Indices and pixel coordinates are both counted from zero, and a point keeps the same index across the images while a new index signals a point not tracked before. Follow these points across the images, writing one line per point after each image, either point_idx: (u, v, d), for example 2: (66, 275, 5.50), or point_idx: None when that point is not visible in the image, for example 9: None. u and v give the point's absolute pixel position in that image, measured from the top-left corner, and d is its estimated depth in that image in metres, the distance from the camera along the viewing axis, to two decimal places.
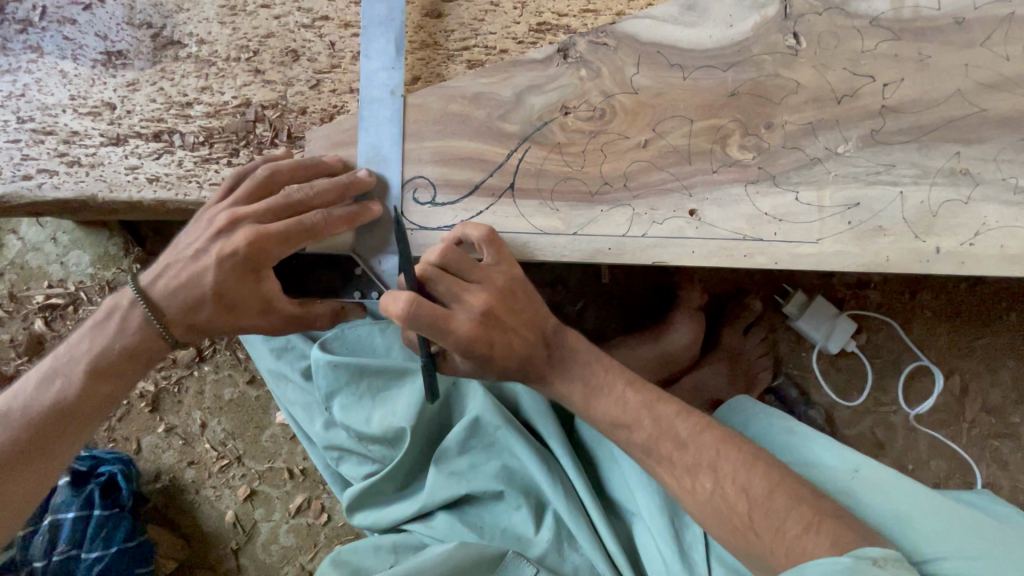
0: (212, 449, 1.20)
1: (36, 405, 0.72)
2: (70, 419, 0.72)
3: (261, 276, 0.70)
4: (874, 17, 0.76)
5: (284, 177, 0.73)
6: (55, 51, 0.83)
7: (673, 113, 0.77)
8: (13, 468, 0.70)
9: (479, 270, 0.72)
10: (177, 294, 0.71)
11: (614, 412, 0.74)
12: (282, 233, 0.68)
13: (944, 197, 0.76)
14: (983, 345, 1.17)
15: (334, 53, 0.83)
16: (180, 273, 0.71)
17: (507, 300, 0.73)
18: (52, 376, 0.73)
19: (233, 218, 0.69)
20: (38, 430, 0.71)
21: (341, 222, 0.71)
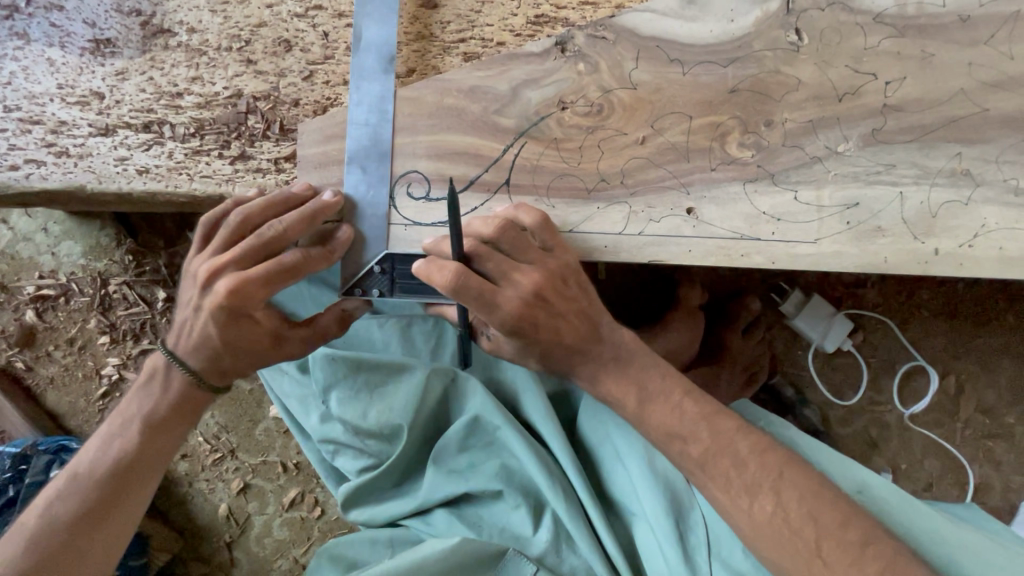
0: (206, 442, 1.19)
1: (97, 466, 0.73)
2: (128, 475, 0.73)
3: (254, 318, 0.69)
4: (878, 13, 0.75)
5: (256, 218, 0.70)
6: (42, 38, 0.81)
7: (672, 109, 0.76)
8: (84, 529, 0.70)
9: (531, 248, 0.71)
10: (199, 350, 0.72)
11: (670, 423, 0.71)
12: (262, 277, 0.66)
13: (944, 198, 0.75)
14: (980, 345, 1.17)
15: (327, 44, 0.81)
16: (192, 330, 0.71)
17: (557, 277, 0.71)
18: (113, 434, 0.74)
19: (212, 269, 0.68)
20: (104, 487, 0.72)
21: (319, 258, 0.70)
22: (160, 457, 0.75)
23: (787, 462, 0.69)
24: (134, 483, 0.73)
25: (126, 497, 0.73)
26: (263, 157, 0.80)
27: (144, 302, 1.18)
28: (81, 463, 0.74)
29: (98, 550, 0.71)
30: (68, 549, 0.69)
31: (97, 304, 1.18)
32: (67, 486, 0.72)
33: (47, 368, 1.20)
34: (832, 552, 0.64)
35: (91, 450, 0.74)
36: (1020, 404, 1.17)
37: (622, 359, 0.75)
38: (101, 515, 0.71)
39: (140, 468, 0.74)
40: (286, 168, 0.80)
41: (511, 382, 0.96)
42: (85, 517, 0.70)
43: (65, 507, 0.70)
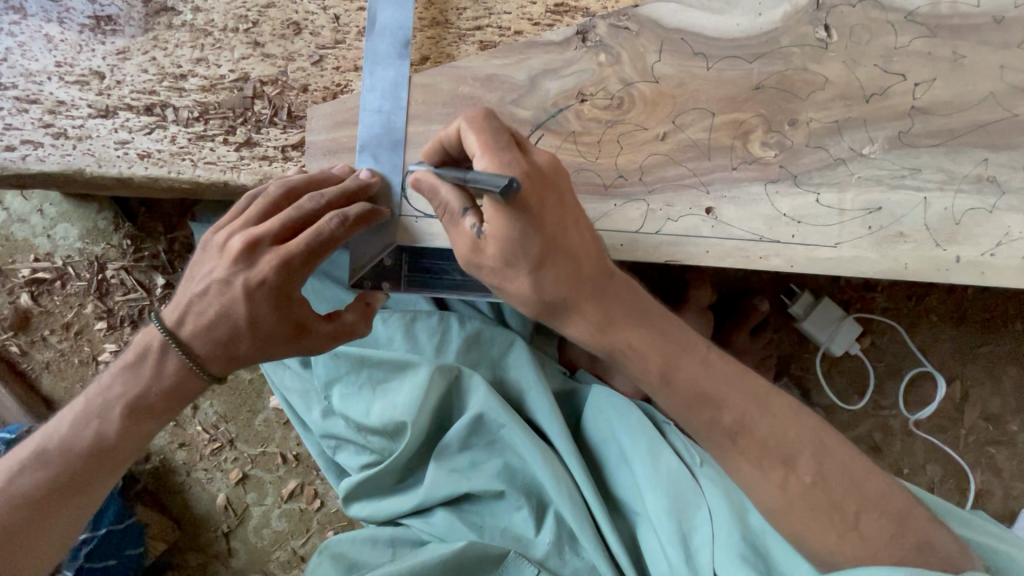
0: (204, 432, 1.18)
1: (76, 441, 0.72)
2: (109, 455, 0.72)
3: (291, 299, 0.67)
4: (910, 12, 0.73)
5: (298, 190, 0.68)
6: (39, 13, 0.77)
7: (695, 105, 0.73)
8: (57, 500, 0.71)
9: (523, 163, 0.57)
10: (211, 330, 0.68)
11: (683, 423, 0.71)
12: (304, 248, 0.64)
13: (968, 205, 0.74)
14: (988, 352, 1.16)
15: (338, 28, 0.78)
16: (210, 307, 0.67)
17: (551, 194, 0.58)
18: (88, 417, 0.72)
19: (249, 240, 0.65)
20: (81, 463, 0.72)
21: (357, 225, 0.67)
22: (143, 440, 0.74)
23: (805, 454, 0.68)
24: (107, 467, 0.73)
25: (91, 483, 0.72)
26: (269, 145, 0.77)
27: (143, 288, 1.15)
28: (53, 436, 0.72)
29: (71, 518, 0.72)
30: (29, 523, 0.70)
31: (94, 290, 1.16)
32: (36, 458, 0.71)
33: (42, 353, 1.17)
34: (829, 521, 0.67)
35: (69, 424, 0.72)
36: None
37: (643, 318, 0.66)
38: (65, 494, 0.71)
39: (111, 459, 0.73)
40: (292, 156, 0.77)
41: (515, 381, 0.94)
42: (52, 493, 0.70)
43: (33, 481, 0.70)
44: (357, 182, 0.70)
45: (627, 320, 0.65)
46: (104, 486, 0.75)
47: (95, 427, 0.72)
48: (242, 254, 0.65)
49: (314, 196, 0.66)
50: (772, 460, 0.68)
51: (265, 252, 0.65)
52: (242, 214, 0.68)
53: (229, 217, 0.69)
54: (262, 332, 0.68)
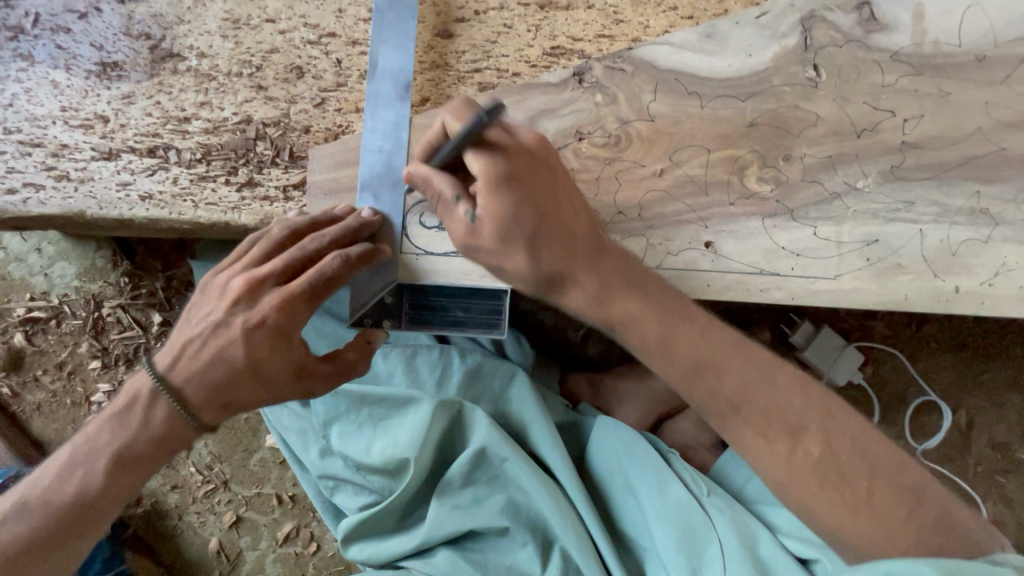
0: (198, 473, 1.15)
1: (60, 491, 0.70)
2: (92, 505, 0.70)
3: (292, 341, 0.66)
4: (895, 52, 0.75)
5: (301, 232, 0.69)
6: (46, 60, 0.79)
7: (690, 143, 0.75)
8: (35, 553, 0.68)
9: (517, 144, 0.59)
10: (206, 375, 0.67)
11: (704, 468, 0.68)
12: (307, 287, 0.64)
13: (964, 236, 0.75)
14: (990, 378, 1.16)
15: (340, 71, 0.79)
16: (206, 351, 0.66)
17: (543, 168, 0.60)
18: (73, 465, 0.70)
19: (252, 280, 0.64)
20: (63, 514, 0.69)
21: (359, 264, 0.66)
22: (128, 490, 0.72)
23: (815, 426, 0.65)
24: (89, 518, 0.70)
25: (71, 538, 0.70)
26: (271, 185, 0.78)
27: (139, 326, 1.14)
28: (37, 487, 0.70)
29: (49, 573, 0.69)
30: None
31: (89, 328, 1.15)
32: (18, 508, 0.69)
33: (35, 394, 1.15)
34: (876, 499, 0.63)
35: (54, 473, 0.70)
36: None
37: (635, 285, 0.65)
38: (43, 550, 0.68)
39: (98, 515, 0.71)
40: (294, 196, 0.78)
41: (517, 415, 0.93)
42: (30, 546, 0.68)
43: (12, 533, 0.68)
44: (358, 220, 0.70)
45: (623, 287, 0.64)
46: (85, 543, 0.72)
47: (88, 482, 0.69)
48: (242, 295, 0.64)
49: (316, 236, 0.67)
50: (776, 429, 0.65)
51: (268, 292, 0.64)
52: (243, 257, 0.68)
53: (233, 257, 0.69)
54: (261, 375, 0.66)
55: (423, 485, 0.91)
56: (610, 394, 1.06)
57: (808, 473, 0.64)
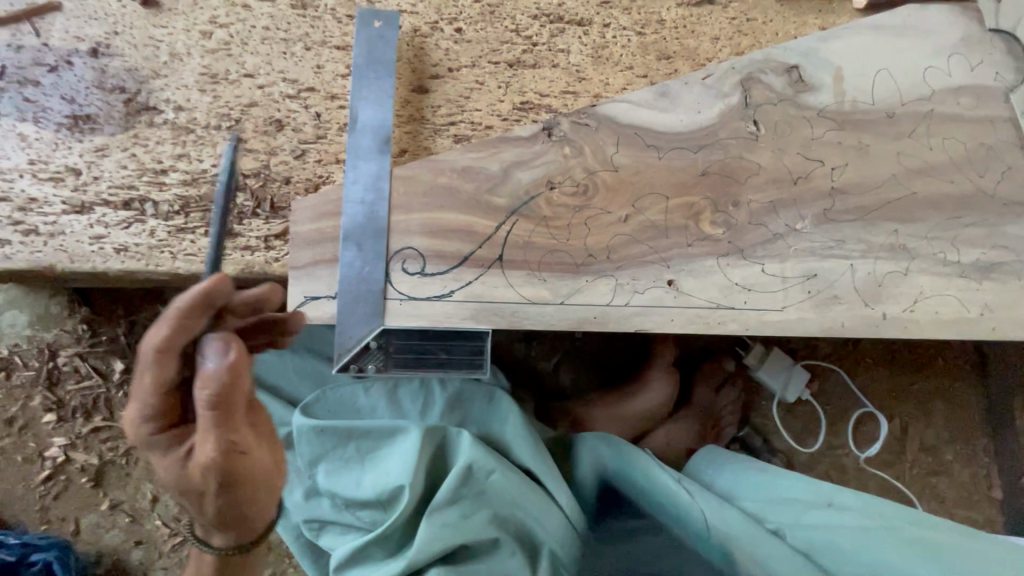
0: (164, 526, 1.10)
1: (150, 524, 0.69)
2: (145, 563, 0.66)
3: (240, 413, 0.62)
4: (820, 109, 0.86)
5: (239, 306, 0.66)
6: (12, 112, 0.78)
7: (651, 190, 0.82)
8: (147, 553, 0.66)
9: None
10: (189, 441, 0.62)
11: None
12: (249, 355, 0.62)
13: (887, 268, 0.85)
14: (918, 389, 1.29)
15: (320, 124, 0.82)
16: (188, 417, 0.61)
17: None
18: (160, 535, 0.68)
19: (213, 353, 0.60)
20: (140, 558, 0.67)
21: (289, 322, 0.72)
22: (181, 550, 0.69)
23: None
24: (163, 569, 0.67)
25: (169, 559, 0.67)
26: (251, 236, 0.79)
27: (99, 374, 1.10)
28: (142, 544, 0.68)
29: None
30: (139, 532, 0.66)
31: (43, 379, 1.09)
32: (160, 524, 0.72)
33: None
34: None
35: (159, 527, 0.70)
36: (955, 442, 1.28)
37: None
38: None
39: (247, 489, 0.66)
40: (275, 245, 0.80)
41: (500, 436, 0.99)
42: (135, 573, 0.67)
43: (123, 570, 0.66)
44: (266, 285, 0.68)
45: None
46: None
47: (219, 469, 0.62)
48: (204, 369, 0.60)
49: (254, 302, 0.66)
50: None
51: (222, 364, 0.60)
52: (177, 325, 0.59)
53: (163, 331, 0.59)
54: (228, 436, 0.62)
55: (415, 510, 0.92)
56: (584, 421, 1.12)
57: None
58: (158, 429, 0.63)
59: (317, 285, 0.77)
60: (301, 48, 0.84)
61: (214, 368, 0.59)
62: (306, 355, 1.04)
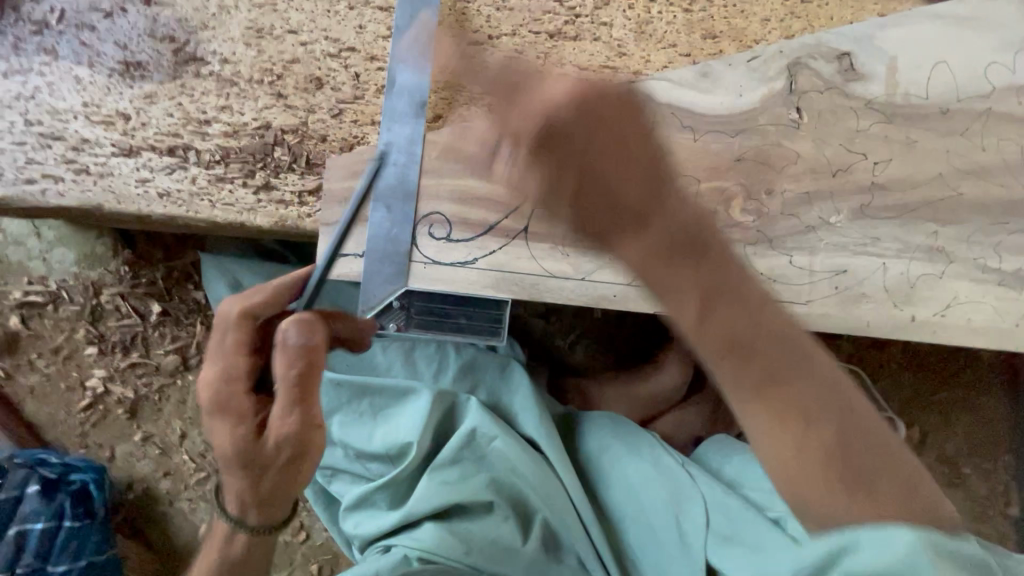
0: (191, 461, 1.17)
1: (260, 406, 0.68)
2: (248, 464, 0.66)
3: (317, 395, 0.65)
4: (869, 100, 0.83)
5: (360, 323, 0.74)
6: (70, 55, 0.82)
7: (683, 172, 0.82)
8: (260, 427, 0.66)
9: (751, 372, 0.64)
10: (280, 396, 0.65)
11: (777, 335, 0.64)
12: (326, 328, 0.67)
13: (921, 270, 0.82)
14: (942, 398, 1.25)
15: (358, 85, 0.83)
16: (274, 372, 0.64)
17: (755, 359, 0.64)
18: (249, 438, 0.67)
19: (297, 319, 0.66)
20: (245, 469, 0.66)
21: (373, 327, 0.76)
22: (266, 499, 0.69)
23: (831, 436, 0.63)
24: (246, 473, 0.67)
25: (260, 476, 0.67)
26: (286, 190, 0.81)
27: (137, 314, 1.16)
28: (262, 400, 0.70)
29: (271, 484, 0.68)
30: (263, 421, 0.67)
31: (87, 314, 1.16)
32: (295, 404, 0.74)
33: (28, 377, 1.16)
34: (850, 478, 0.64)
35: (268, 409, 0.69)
36: (975, 456, 1.25)
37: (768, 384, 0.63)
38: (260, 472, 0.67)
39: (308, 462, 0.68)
40: (309, 201, 0.82)
41: (508, 404, 1.01)
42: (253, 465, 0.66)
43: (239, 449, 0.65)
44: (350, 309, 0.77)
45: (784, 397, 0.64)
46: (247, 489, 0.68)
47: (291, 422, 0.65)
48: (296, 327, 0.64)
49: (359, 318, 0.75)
50: (791, 417, 0.63)
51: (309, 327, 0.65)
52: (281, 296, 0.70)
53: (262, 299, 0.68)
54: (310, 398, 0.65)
55: (419, 467, 0.97)
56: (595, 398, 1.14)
57: (789, 455, 0.64)
58: (243, 392, 0.66)
59: (346, 242, 0.79)
60: (344, 7, 0.84)
61: (302, 344, 0.63)
62: None
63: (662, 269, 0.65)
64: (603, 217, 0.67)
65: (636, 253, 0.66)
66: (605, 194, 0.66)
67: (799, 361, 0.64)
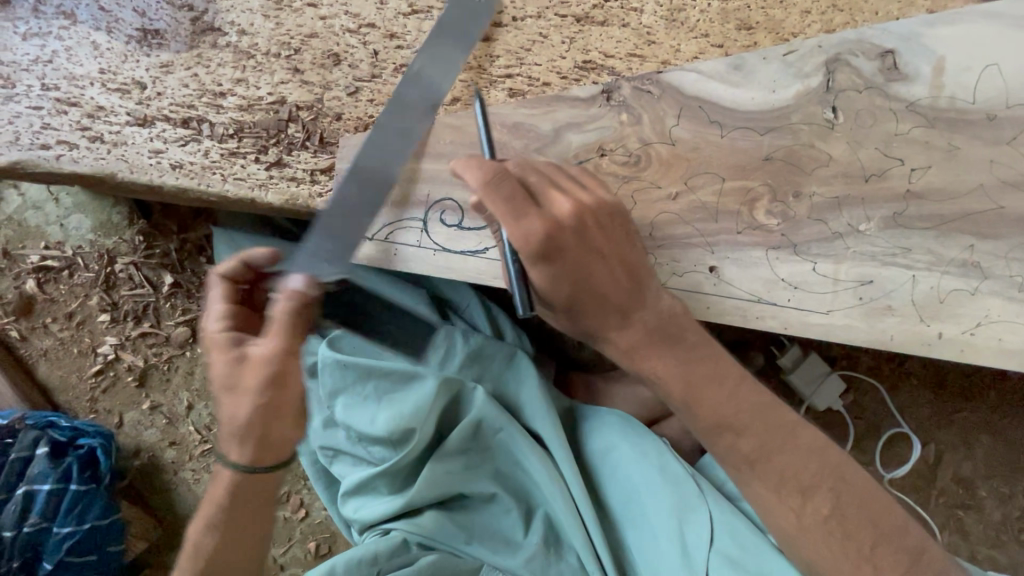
0: (196, 432, 1.18)
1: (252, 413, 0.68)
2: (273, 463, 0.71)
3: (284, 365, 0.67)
4: (912, 102, 0.78)
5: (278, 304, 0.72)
6: (89, 21, 0.81)
7: (708, 169, 0.78)
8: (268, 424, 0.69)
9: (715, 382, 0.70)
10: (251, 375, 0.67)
11: (722, 399, 0.70)
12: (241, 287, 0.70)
13: (953, 285, 0.78)
14: (963, 417, 1.21)
15: (376, 63, 0.81)
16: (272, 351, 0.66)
17: (711, 375, 0.70)
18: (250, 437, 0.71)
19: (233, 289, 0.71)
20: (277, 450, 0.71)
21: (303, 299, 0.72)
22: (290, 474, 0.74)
23: (824, 489, 0.69)
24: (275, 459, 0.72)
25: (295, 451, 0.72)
26: (298, 168, 0.80)
27: (149, 285, 1.17)
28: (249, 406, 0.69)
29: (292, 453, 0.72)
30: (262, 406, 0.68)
31: (101, 282, 1.17)
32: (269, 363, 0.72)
33: (43, 340, 1.18)
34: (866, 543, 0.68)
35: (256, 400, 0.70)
36: (992, 479, 1.20)
37: (717, 385, 0.70)
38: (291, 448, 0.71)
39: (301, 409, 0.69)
40: (320, 180, 0.80)
41: (514, 394, 1.00)
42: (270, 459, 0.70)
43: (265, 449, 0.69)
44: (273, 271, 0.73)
45: (743, 429, 0.70)
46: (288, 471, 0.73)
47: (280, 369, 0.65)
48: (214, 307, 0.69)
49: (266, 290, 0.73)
50: (789, 491, 0.69)
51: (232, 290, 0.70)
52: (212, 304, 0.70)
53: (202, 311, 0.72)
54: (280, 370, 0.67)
55: (423, 454, 0.97)
56: (602, 395, 1.12)
57: (805, 528, 0.69)
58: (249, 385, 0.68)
59: None
60: None
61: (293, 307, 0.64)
62: None
63: (650, 354, 0.68)
64: (591, 310, 0.66)
65: (626, 341, 0.68)
66: (593, 294, 0.65)
67: (783, 441, 0.70)
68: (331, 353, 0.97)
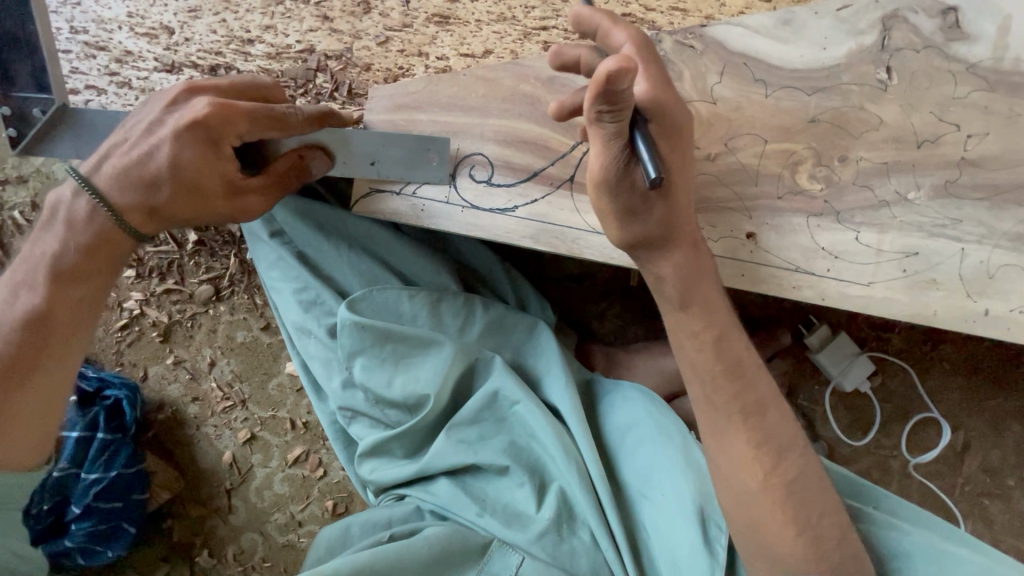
0: (218, 389, 1.20)
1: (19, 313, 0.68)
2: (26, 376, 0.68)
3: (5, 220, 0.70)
4: (973, 63, 0.73)
5: None
6: None
7: (748, 130, 0.75)
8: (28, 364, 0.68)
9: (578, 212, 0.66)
10: None
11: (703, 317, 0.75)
12: None
13: (1003, 260, 0.73)
14: (994, 405, 1.17)
15: (406, 13, 0.84)
16: None
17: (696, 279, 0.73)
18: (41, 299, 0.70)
19: None
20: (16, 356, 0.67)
21: None
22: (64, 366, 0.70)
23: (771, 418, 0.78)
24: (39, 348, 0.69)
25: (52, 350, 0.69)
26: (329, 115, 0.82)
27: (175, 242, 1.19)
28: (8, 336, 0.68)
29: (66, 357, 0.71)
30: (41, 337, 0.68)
31: None
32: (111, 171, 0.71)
33: None
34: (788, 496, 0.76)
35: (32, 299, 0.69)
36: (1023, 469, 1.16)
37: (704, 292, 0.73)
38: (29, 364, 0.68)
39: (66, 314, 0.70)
40: None
41: (534, 367, 0.99)
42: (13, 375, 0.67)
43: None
44: None
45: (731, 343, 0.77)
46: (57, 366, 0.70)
47: (80, 225, 0.69)
48: None
49: None
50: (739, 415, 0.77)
51: None
52: None
53: None
54: None
55: (438, 422, 0.97)
56: (623, 366, 1.10)
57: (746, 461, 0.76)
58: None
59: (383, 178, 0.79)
60: None
61: None
62: (361, 252, 1.01)
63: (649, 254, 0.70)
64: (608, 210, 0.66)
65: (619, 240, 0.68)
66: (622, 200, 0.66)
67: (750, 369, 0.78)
68: (348, 313, 0.95)
